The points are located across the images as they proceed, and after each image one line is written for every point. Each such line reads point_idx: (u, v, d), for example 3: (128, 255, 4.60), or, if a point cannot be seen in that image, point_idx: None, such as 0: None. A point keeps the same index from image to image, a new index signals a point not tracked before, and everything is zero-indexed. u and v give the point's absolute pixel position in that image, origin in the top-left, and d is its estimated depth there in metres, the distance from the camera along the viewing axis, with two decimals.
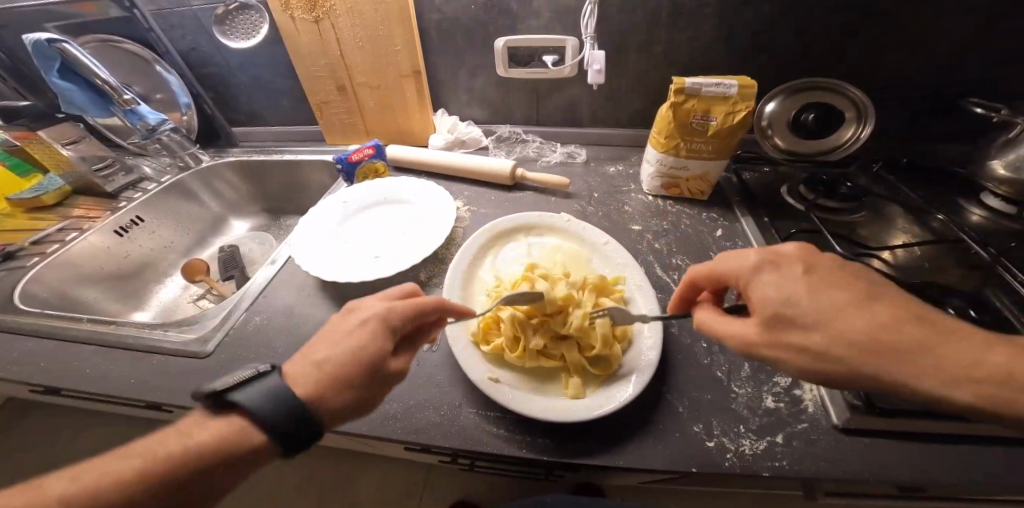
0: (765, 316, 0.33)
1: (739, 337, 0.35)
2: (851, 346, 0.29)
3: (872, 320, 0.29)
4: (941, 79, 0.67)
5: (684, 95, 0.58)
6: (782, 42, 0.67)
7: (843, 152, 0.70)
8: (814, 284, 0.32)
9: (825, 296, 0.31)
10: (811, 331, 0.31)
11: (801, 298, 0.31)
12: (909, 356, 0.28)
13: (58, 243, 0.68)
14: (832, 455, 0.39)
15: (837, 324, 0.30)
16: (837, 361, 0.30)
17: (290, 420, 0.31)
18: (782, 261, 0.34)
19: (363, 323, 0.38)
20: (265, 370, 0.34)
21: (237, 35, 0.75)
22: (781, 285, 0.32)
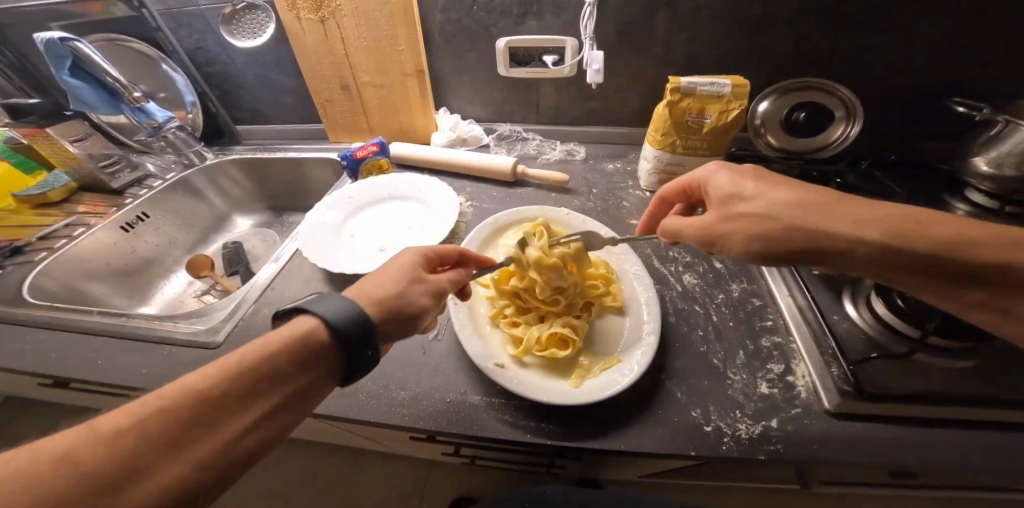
0: (725, 214, 0.39)
1: (699, 224, 0.41)
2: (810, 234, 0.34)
3: (802, 192, 0.36)
4: (927, 79, 0.69)
5: (680, 94, 0.60)
6: (775, 44, 0.70)
7: (831, 151, 0.72)
8: (758, 176, 0.39)
9: (764, 182, 0.38)
10: (752, 200, 0.37)
11: (746, 184, 0.39)
12: (857, 214, 0.34)
13: (65, 239, 0.69)
14: (824, 439, 0.41)
15: (769, 194, 0.37)
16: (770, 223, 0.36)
17: (360, 334, 0.31)
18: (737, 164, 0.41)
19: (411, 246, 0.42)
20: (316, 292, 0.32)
21: (244, 33, 0.77)
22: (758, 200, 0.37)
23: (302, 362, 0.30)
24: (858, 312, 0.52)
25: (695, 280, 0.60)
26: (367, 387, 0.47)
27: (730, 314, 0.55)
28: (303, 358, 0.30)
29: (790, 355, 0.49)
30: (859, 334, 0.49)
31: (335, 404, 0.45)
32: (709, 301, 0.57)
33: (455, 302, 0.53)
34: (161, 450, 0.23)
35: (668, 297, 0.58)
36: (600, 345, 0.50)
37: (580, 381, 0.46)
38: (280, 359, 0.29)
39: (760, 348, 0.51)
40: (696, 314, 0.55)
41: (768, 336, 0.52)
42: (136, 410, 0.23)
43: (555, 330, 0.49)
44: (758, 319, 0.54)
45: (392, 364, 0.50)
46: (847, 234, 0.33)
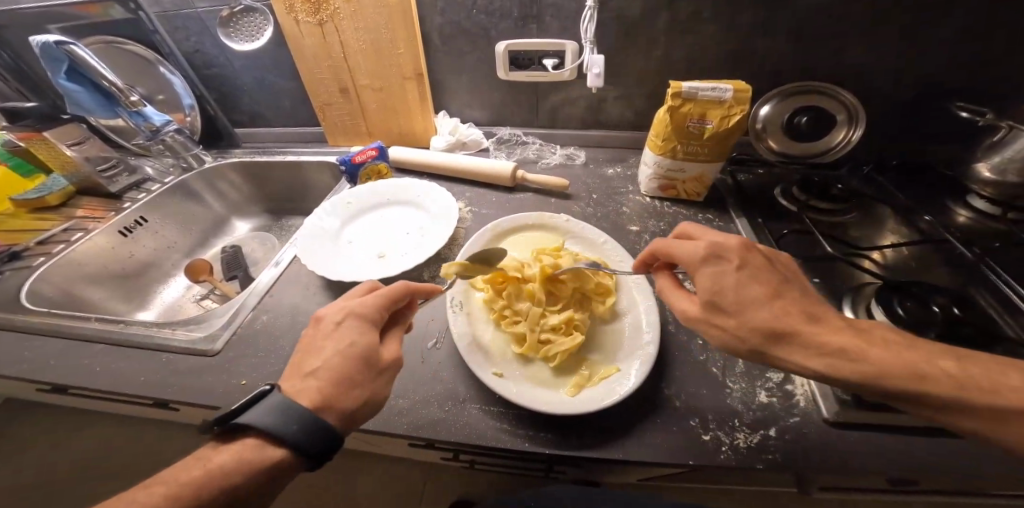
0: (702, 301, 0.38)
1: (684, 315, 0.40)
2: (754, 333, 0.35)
3: (778, 311, 0.35)
4: (930, 83, 0.69)
5: (680, 100, 0.60)
6: (777, 48, 0.69)
7: (833, 156, 0.73)
8: (742, 279, 0.36)
9: (744, 292, 0.36)
10: (732, 317, 0.36)
11: (728, 291, 0.36)
12: (814, 344, 0.33)
13: (62, 244, 0.69)
14: (823, 449, 0.41)
15: (748, 316, 0.36)
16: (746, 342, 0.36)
17: (286, 428, 0.32)
18: (724, 256, 0.38)
19: (339, 325, 0.39)
20: (264, 389, 0.34)
21: (243, 36, 0.76)
22: (716, 277, 0.37)
23: (256, 483, 0.31)
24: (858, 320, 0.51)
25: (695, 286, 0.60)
26: None
27: None
28: (257, 479, 0.31)
29: None
30: None
31: None
32: None
33: (454, 311, 0.53)
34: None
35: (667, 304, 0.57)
36: (599, 353, 0.50)
37: (578, 390, 0.45)
38: (234, 475, 0.31)
39: None
40: None
41: None
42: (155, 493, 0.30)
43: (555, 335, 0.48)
44: None
45: None
46: (795, 358, 0.34)
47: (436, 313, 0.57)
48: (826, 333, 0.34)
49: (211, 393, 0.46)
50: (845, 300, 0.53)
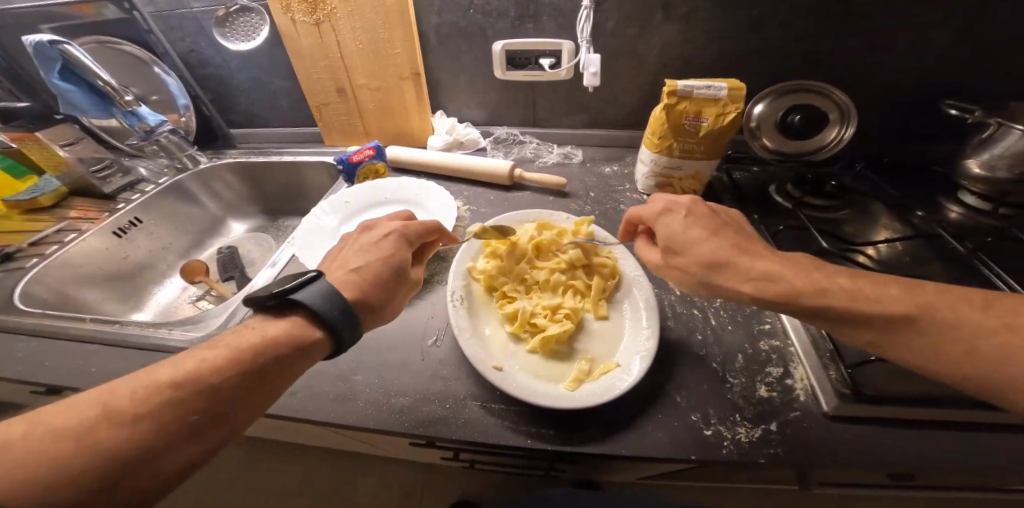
0: (662, 247, 0.44)
1: (651, 263, 0.46)
2: (700, 265, 0.40)
3: (719, 244, 0.40)
4: (920, 82, 0.70)
5: (676, 97, 0.60)
6: (771, 47, 0.70)
7: (825, 154, 0.73)
8: (687, 223, 0.42)
9: (694, 230, 0.42)
10: (681, 254, 0.42)
11: (676, 232, 0.42)
12: (746, 270, 0.38)
13: (56, 245, 0.68)
14: (824, 443, 0.41)
15: (695, 248, 0.41)
16: (694, 275, 0.41)
17: (337, 310, 0.37)
18: (676, 207, 0.44)
19: (385, 238, 0.48)
20: (314, 274, 0.39)
21: (238, 36, 0.75)
22: (670, 224, 0.43)
23: (286, 353, 0.35)
24: None
25: None
26: (366, 393, 0.47)
27: (729, 317, 0.55)
28: (290, 351, 0.35)
29: (789, 358, 0.49)
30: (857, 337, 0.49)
31: (333, 411, 0.45)
32: (708, 304, 0.57)
33: (454, 304, 0.52)
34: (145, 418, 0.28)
35: (666, 301, 0.57)
36: (598, 349, 0.50)
37: (576, 386, 0.45)
38: (268, 348, 0.34)
39: (759, 351, 0.51)
40: (694, 318, 0.55)
41: (767, 339, 0.52)
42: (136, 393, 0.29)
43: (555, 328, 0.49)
44: (757, 323, 0.54)
45: (391, 370, 0.49)
46: (737, 286, 0.38)
47: (435, 312, 0.56)
48: (753, 261, 0.38)
49: None
50: None
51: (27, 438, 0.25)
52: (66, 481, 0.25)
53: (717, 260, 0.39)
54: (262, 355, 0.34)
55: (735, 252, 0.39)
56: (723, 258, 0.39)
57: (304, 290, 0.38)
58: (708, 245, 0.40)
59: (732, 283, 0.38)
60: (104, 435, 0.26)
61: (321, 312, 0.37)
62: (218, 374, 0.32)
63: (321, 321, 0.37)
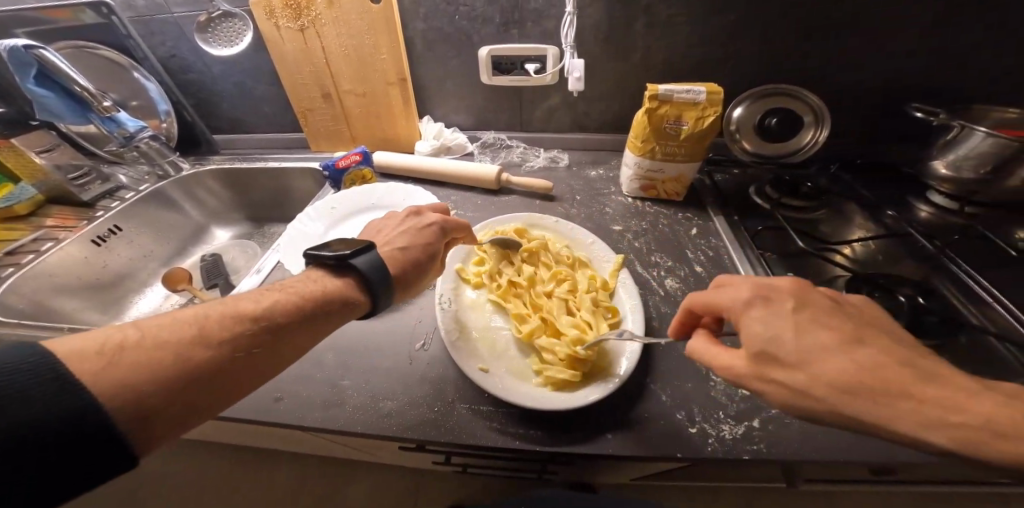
0: (751, 352, 0.31)
1: (730, 370, 0.33)
2: (835, 394, 0.27)
3: (855, 362, 0.28)
4: (889, 87, 0.73)
5: (658, 101, 0.62)
6: (748, 53, 0.73)
7: (802, 155, 0.75)
8: (800, 323, 0.30)
9: (809, 337, 0.29)
10: (795, 370, 0.29)
11: (786, 338, 0.30)
12: (852, 385, 0.27)
13: (32, 254, 0.65)
14: (804, 437, 0.42)
15: (817, 368, 0.28)
16: (816, 404, 0.28)
17: (382, 281, 0.41)
18: (763, 289, 0.33)
19: (428, 227, 0.51)
20: (367, 242, 0.43)
21: (220, 41, 0.75)
22: (771, 323, 0.31)
23: (331, 307, 0.38)
24: None
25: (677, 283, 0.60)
26: (354, 399, 0.46)
27: None
28: (334, 305, 0.38)
29: None
30: None
31: (320, 418, 0.45)
32: None
33: (442, 308, 0.52)
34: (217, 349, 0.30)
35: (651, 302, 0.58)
36: None
37: (564, 389, 0.46)
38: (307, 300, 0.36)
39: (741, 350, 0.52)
40: None
41: None
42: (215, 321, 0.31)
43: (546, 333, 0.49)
44: None
45: (378, 375, 0.49)
46: (897, 426, 0.26)
47: (423, 316, 0.56)
48: (866, 362, 0.28)
49: None
50: None
51: (101, 352, 0.26)
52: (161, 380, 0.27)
53: (858, 388, 0.27)
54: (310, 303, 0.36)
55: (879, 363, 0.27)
56: (872, 377, 0.27)
57: (358, 257, 0.41)
58: (841, 360, 0.28)
59: (885, 423, 0.26)
60: (180, 356, 0.28)
61: (366, 276, 0.40)
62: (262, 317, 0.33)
63: (365, 283, 0.40)
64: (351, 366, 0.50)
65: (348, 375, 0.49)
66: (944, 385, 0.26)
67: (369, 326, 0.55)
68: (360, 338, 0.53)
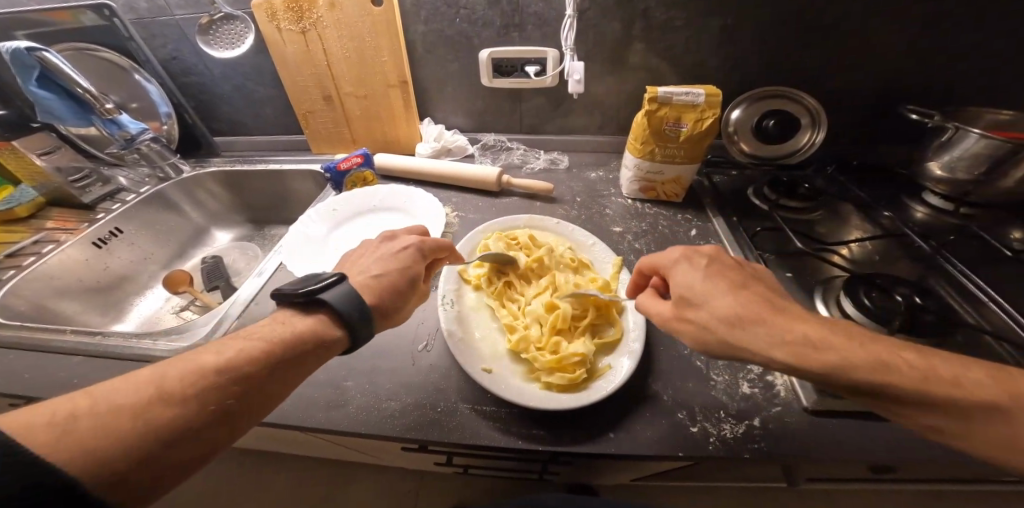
0: (675, 296, 0.40)
1: (655, 315, 0.42)
2: (722, 322, 0.36)
3: (739, 301, 0.37)
4: (885, 89, 0.74)
5: (657, 103, 0.62)
6: (745, 56, 0.73)
7: (800, 157, 0.76)
8: (709, 274, 0.39)
9: (713, 284, 0.38)
10: (699, 308, 0.38)
11: (699, 284, 0.39)
12: (792, 337, 0.34)
13: (33, 256, 0.65)
14: (803, 435, 0.43)
15: (716, 303, 0.37)
16: (713, 334, 0.37)
17: (360, 314, 0.39)
18: (693, 257, 0.42)
19: (405, 249, 0.49)
20: (337, 275, 0.41)
21: (221, 43, 0.74)
22: (687, 274, 0.40)
23: (299, 353, 0.36)
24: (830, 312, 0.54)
25: None
26: (357, 399, 0.47)
27: None
28: (302, 350, 0.36)
29: None
30: None
31: (324, 418, 0.45)
32: None
33: (444, 309, 0.52)
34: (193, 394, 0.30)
35: None
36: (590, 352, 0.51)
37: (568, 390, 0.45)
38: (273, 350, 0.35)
39: None
40: None
41: None
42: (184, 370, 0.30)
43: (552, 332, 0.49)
44: None
45: (382, 376, 0.49)
46: (773, 355, 0.34)
47: (425, 318, 0.56)
48: (801, 329, 0.34)
49: None
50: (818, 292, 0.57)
51: (53, 423, 0.25)
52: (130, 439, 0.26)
53: (742, 318, 0.36)
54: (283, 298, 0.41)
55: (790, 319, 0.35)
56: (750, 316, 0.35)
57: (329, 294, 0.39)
58: (728, 302, 0.36)
59: (753, 349, 0.34)
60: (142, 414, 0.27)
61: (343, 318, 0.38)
62: (227, 371, 0.32)
63: (343, 322, 0.39)
64: (354, 367, 0.50)
65: (351, 376, 0.49)
66: (824, 327, 0.34)
67: None
68: None
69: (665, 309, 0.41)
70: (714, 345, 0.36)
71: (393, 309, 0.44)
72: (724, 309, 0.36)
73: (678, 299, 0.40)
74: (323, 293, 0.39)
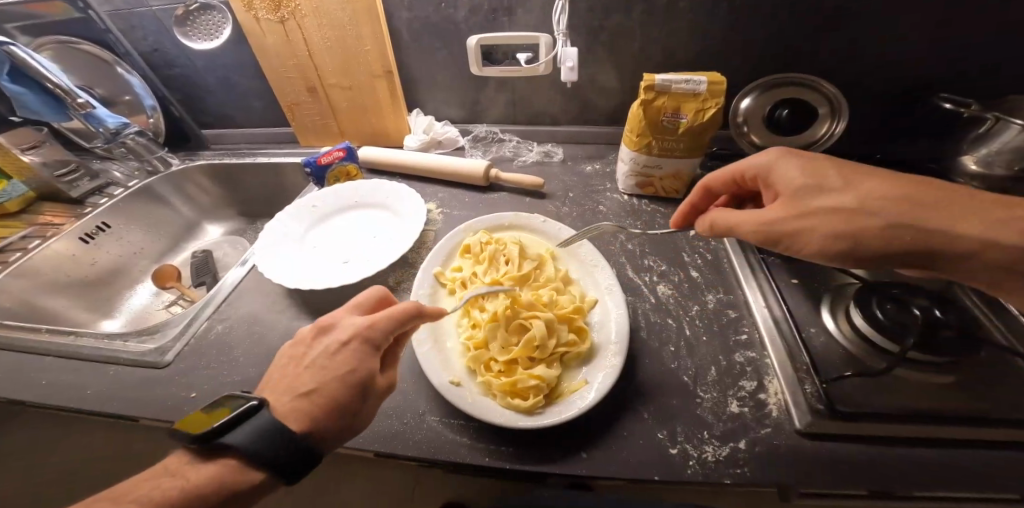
0: (788, 195, 0.37)
1: (757, 219, 0.39)
2: (882, 202, 0.33)
3: (883, 184, 0.34)
4: (915, 76, 0.66)
5: (654, 93, 0.57)
6: (755, 40, 0.67)
7: (817, 149, 0.70)
8: (834, 166, 0.37)
9: (840, 173, 0.36)
10: (836, 195, 0.35)
11: (828, 173, 0.36)
12: (986, 215, 0.30)
13: (19, 252, 0.66)
14: (794, 461, 0.39)
15: (864, 187, 0.34)
16: (869, 222, 0.33)
17: (287, 464, 0.30)
18: (802, 152, 0.39)
19: (343, 344, 0.37)
20: (252, 404, 0.32)
21: (200, 34, 0.72)
22: (801, 166, 0.38)
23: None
24: (836, 325, 0.49)
25: (670, 291, 0.57)
26: None
27: (705, 328, 0.52)
28: (212, 506, 0.28)
29: (763, 371, 0.47)
30: (836, 347, 0.47)
31: None
32: (683, 314, 0.54)
33: None
34: None
35: (640, 310, 0.54)
36: (568, 366, 0.47)
37: (535, 409, 0.42)
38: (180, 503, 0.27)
39: (733, 364, 0.48)
40: (669, 328, 0.52)
41: (742, 351, 0.49)
42: None
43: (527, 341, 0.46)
44: (733, 334, 0.51)
45: None
46: (959, 233, 0.30)
47: None
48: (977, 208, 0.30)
49: (161, 405, 0.45)
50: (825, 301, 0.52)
51: None
52: None
53: (906, 201, 0.32)
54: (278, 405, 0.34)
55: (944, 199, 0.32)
56: (916, 196, 0.32)
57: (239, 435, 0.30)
58: (876, 182, 0.34)
59: (957, 226, 0.30)
60: None
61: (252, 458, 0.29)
62: None
63: (254, 460, 0.30)
64: None
65: None
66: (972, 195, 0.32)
67: None
68: None
69: (774, 211, 0.38)
70: (863, 235, 0.33)
71: (340, 430, 0.34)
72: (880, 191, 0.33)
73: (796, 195, 0.37)
74: (224, 437, 0.30)
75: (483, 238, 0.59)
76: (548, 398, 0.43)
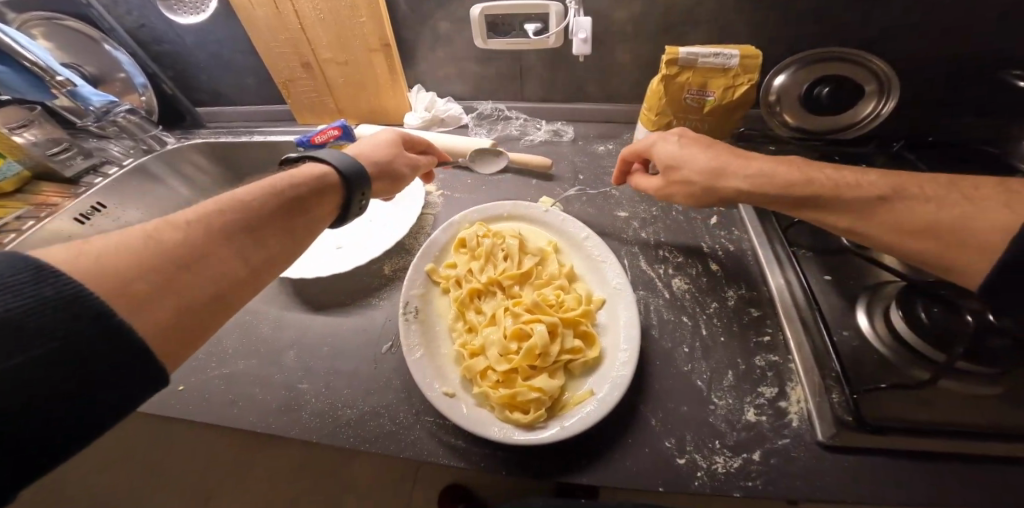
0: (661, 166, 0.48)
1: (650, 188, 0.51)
2: (701, 176, 0.45)
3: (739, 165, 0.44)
4: (979, 48, 0.58)
5: (677, 67, 0.51)
6: (793, 9, 0.59)
7: (859, 132, 0.63)
8: (684, 143, 0.47)
9: (690, 148, 0.46)
10: (681, 171, 0.46)
11: (678, 151, 0.47)
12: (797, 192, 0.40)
13: (14, 233, 0.64)
14: (818, 479, 0.35)
15: (702, 163, 0.45)
16: (697, 186, 0.45)
17: (356, 180, 0.43)
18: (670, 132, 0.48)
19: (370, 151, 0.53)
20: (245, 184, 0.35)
21: (185, 8, 0.67)
22: (666, 145, 0.47)
23: (265, 224, 0.34)
24: (871, 325, 0.44)
25: (686, 285, 0.52)
26: (310, 404, 0.42)
27: (723, 327, 0.47)
28: (264, 220, 0.34)
29: (786, 376, 0.42)
30: (872, 352, 0.42)
31: (273, 423, 0.41)
32: (700, 311, 0.49)
33: (407, 319, 0.46)
34: (179, 269, 0.27)
35: (652, 306, 0.50)
36: (573, 376, 0.43)
37: (534, 423, 0.38)
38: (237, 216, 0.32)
39: (752, 368, 0.43)
40: (683, 327, 0.48)
41: (763, 353, 0.44)
42: (134, 247, 0.26)
43: (530, 346, 0.43)
44: (754, 334, 0.46)
45: (340, 379, 0.45)
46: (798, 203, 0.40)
47: (393, 313, 0.51)
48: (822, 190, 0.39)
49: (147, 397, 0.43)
50: (861, 299, 0.47)
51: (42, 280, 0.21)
52: (135, 294, 0.24)
53: (761, 187, 0.42)
54: (280, 191, 0.37)
55: (778, 170, 0.41)
56: (727, 165, 0.44)
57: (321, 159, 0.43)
58: (702, 155, 0.45)
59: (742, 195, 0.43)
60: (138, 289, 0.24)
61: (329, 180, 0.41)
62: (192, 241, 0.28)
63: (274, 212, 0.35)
64: (311, 366, 0.46)
65: (308, 377, 0.45)
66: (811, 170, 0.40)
67: (335, 321, 0.50)
68: (325, 335, 0.49)
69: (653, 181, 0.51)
70: (702, 196, 0.46)
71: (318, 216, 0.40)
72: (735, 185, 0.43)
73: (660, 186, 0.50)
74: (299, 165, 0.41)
75: (480, 232, 0.55)
76: (550, 411, 0.40)
